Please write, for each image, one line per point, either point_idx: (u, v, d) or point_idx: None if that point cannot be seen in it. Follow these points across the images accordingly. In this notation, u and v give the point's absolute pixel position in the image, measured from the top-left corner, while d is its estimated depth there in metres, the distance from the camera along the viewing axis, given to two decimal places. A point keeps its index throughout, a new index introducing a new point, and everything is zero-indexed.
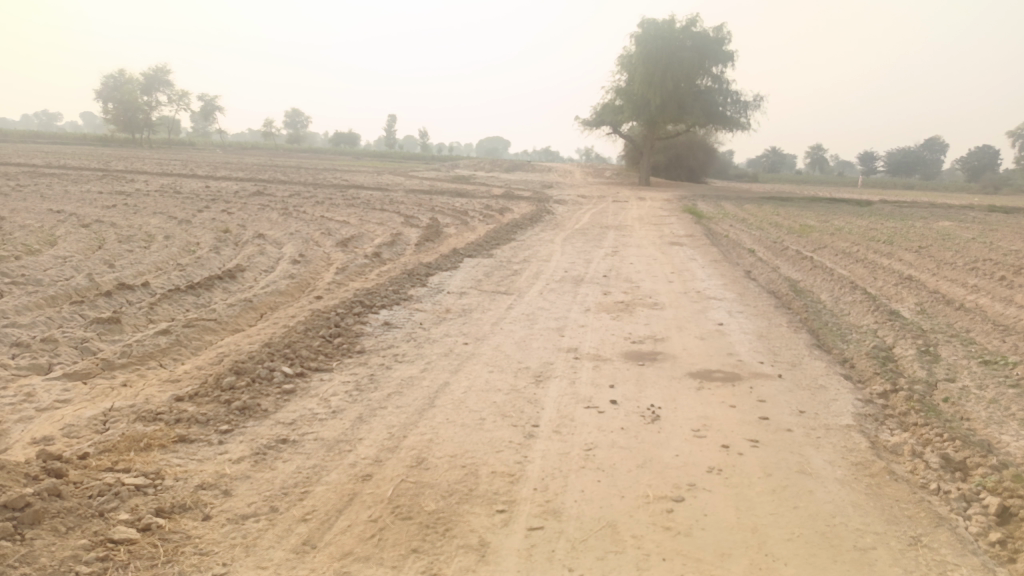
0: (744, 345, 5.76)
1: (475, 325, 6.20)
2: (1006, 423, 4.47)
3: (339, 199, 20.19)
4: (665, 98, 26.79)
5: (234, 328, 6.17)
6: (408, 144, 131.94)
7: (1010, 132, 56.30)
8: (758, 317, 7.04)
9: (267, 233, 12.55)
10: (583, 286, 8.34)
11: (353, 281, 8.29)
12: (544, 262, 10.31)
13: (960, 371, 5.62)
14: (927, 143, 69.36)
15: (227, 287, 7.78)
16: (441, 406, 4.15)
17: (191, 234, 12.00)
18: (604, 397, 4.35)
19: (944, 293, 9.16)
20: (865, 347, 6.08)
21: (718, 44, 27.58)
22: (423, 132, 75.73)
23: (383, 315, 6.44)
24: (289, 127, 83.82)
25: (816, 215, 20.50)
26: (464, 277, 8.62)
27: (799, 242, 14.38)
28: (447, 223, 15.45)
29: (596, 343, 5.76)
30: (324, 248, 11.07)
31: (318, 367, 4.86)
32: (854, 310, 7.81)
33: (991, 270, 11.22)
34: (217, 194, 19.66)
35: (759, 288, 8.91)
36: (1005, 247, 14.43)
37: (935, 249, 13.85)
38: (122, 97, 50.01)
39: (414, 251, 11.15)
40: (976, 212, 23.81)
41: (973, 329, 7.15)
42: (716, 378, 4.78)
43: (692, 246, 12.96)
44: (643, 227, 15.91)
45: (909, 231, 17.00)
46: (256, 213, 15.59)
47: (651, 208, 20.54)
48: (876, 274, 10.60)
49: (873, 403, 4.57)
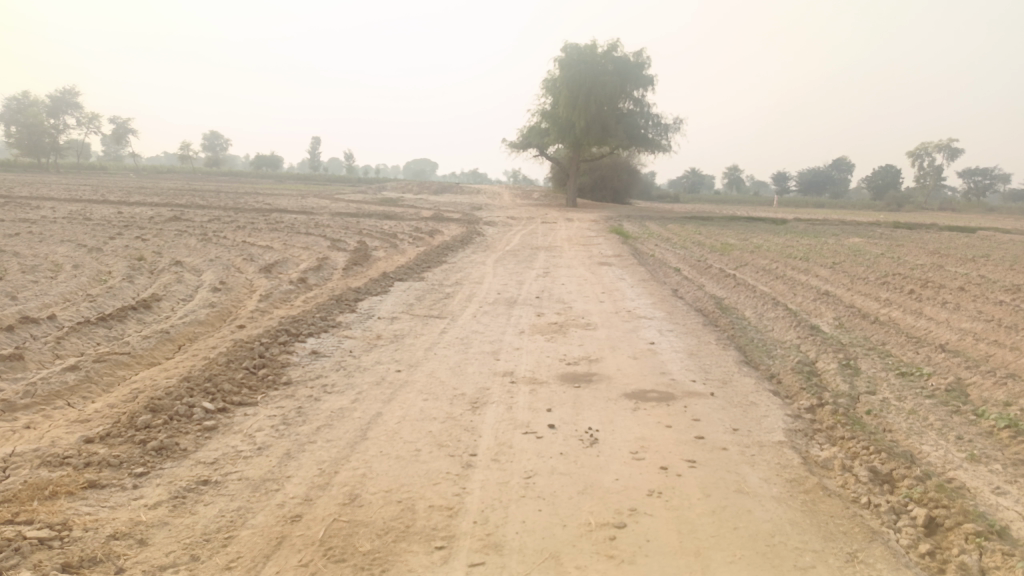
0: (676, 364, 5.83)
1: (408, 352, 6.06)
2: (925, 433, 4.64)
3: (262, 223, 19.63)
4: (590, 120, 27.33)
5: (149, 362, 5.83)
6: (333, 167, 130.20)
7: (909, 153, 60.03)
8: (688, 335, 7.15)
9: (186, 259, 12.04)
10: (516, 308, 8.30)
11: (279, 309, 8.01)
12: (476, 284, 10.25)
13: (880, 383, 5.82)
14: (835, 164, 73.13)
15: (142, 318, 7.37)
16: (374, 439, 4.00)
17: (102, 262, 11.38)
18: (542, 422, 4.29)
19: (859, 307, 9.57)
20: (791, 363, 6.25)
21: (639, 69, 28.37)
22: (349, 155, 74.92)
23: (310, 344, 6.22)
24: (209, 150, 81.40)
25: (736, 233, 21.24)
26: (395, 302, 8.45)
27: (722, 260, 14.80)
28: (376, 247, 15.21)
29: (532, 366, 5.70)
30: (247, 275, 10.69)
31: (242, 401, 4.62)
32: (778, 326, 8.04)
33: (900, 284, 11.81)
34: (131, 220, 18.82)
35: (687, 306, 9.08)
36: (911, 262, 15.26)
37: (848, 264, 14.51)
38: (26, 119, 47.45)
39: (341, 275, 10.90)
40: (882, 229, 25.17)
41: (888, 341, 7.47)
42: (652, 399, 4.79)
43: (621, 266, 13.15)
44: (572, 247, 16.08)
45: (823, 248, 17.77)
46: (174, 240, 14.97)
47: (579, 229, 20.82)
48: (796, 290, 11.00)
49: (802, 418, 4.67)
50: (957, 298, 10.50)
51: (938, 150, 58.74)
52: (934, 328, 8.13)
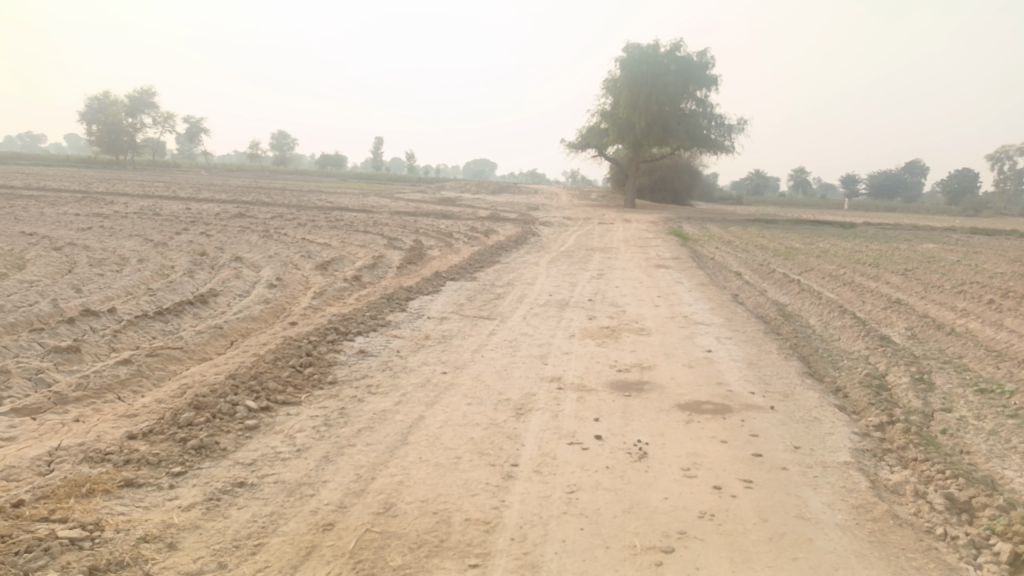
0: (734, 374, 5.55)
1: (455, 353, 5.94)
2: (1008, 456, 4.27)
3: (321, 220, 19.93)
4: (650, 121, 26.87)
5: (201, 357, 5.87)
6: (395, 167, 132.32)
7: (989, 155, 57.15)
8: (747, 343, 6.83)
9: (246, 255, 12.25)
10: (568, 311, 8.12)
11: (331, 306, 8.02)
12: (528, 285, 10.09)
13: (957, 400, 5.41)
14: (908, 166, 70.19)
15: (198, 313, 7.48)
16: (414, 444, 3.89)
17: (166, 257, 11.69)
18: (588, 432, 4.10)
19: (934, 318, 9.02)
20: (858, 375, 5.88)
21: (702, 69, 27.70)
22: (410, 156, 76.01)
23: (358, 343, 6.16)
24: (275, 148, 83.72)
25: (801, 237, 20.52)
26: (445, 301, 8.36)
27: (785, 264, 14.26)
28: (431, 245, 15.22)
29: (581, 372, 5.51)
30: (303, 272, 10.80)
31: (286, 400, 4.58)
32: (845, 335, 7.63)
33: (979, 293, 11.13)
34: (197, 216, 19.38)
35: (747, 312, 8.73)
36: (990, 270, 14.40)
37: (921, 271, 13.78)
38: (106, 118, 49.60)
39: (395, 274, 10.91)
40: (959, 234, 23.92)
41: (965, 354, 6.99)
42: (707, 411, 4.54)
43: (679, 268, 12.80)
44: (629, 249, 15.75)
45: (894, 254, 16.96)
46: (237, 236, 15.31)
47: (636, 230, 20.45)
48: (864, 297, 10.48)
49: (871, 436, 4.35)
50: None
51: (1020, 152, 55.71)
52: (1017, 342, 7.58)
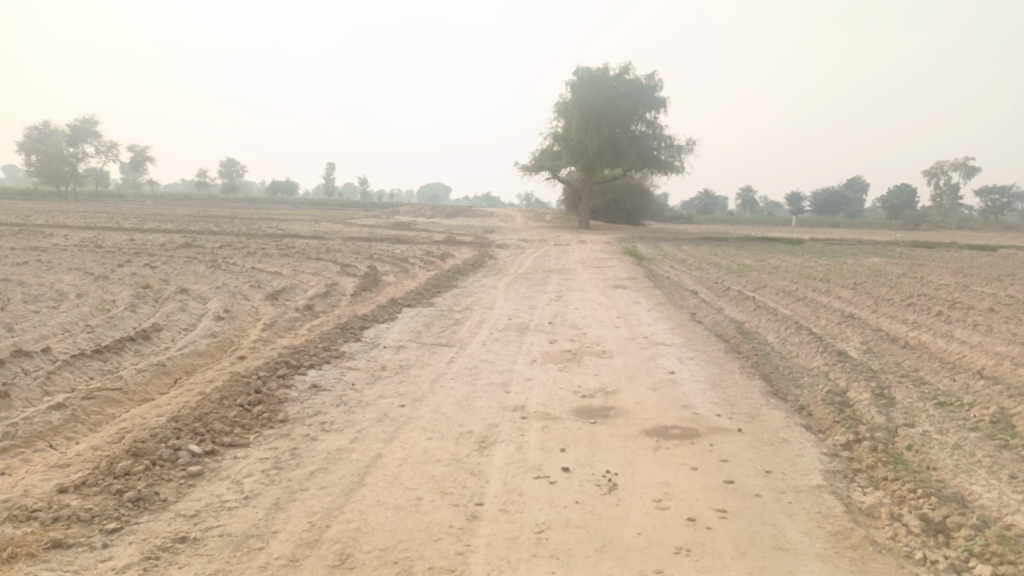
0: (699, 396, 5.46)
1: (413, 384, 5.72)
2: (974, 471, 4.26)
3: (272, 249, 19.49)
4: (601, 143, 27.16)
5: (142, 398, 5.54)
6: (348, 192, 131.41)
7: (925, 171, 59.45)
8: (709, 363, 6.77)
9: (192, 287, 11.83)
10: (528, 335, 7.98)
11: (282, 338, 7.73)
12: (487, 309, 9.93)
13: (918, 415, 5.42)
14: (850, 183, 72.51)
15: (140, 350, 7.11)
16: (372, 485, 3.67)
17: (107, 291, 11.20)
18: (554, 464, 3.94)
19: (887, 331, 9.14)
20: (821, 393, 5.86)
21: (651, 91, 28.15)
22: (363, 181, 75.56)
23: (311, 377, 5.90)
24: (224, 176, 82.27)
25: (753, 254, 20.85)
26: (402, 329, 8.14)
27: (740, 281, 14.42)
28: (385, 271, 14.98)
29: (544, 399, 5.35)
30: (253, 303, 10.45)
31: (233, 442, 4.32)
32: (804, 352, 7.65)
33: (927, 305, 11.38)
34: (141, 247, 18.74)
35: (706, 331, 8.71)
36: (935, 282, 14.80)
37: (871, 285, 14.08)
38: (46, 148, 48.01)
39: (349, 301, 10.65)
40: (901, 248, 24.66)
41: (921, 367, 7.06)
42: (674, 437, 4.43)
43: (636, 289, 12.81)
44: (586, 270, 15.74)
45: (843, 268, 17.33)
46: (183, 267, 14.83)
47: (592, 251, 20.52)
48: (819, 313, 10.59)
49: (839, 456, 4.29)
50: (989, 320, 10.04)
51: (954, 168, 58.06)
52: (969, 353, 7.71)
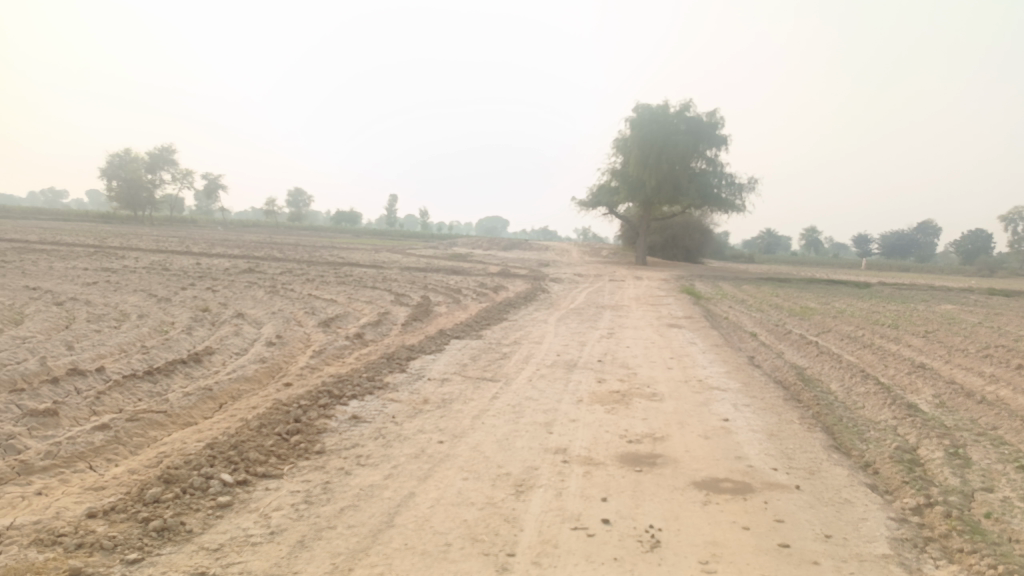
0: (754, 447, 5.14)
1: (454, 420, 5.56)
2: None
3: (330, 276, 19.82)
4: (661, 180, 26.90)
5: (185, 422, 5.53)
6: (409, 223, 134.12)
7: (1002, 216, 56.93)
8: (766, 411, 6.41)
9: (249, 312, 12.05)
10: (576, 372, 7.75)
11: (329, 366, 7.70)
12: (536, 344, 9.76)
13: (997, 478, 4.97)
14: (921, 226, 69.94)
15: (189, 373, 7.17)
16: (401, 527, 3.51)
17: (168, 313, 11.49)
18: (594, 515, 3.71)
19: (961, 384, 8.57)
20: (888, 449, 5.45)
21: (713, 128, 27.82)
22: (425, 212, 77.09)
23: (352, 407, 5.81)
24: (291, 205, 85.04)
25: (816, 297, 20.15)
26: (448, 362, 8.02)
27: (801, 325, 13.88)
28: (438, 302, 14.99)
29: (588, 443, 5.11)
30: (305, 329, 10.54)
31: (266, 472, 4.26)
32: (869, 403, 7.20)
33: (1005, 357, 10.68)
34: (206, 271, 19.32)
35: (764, 376, 8.32)
36: (1014, 333, 13.94)
37: (943, 333, 13.34)
38: (128, 175, 50.53)
39: (399, 331, 10.64)
40: (976, 295, 23.46)
41: (1000, 425, 6.54)
42: (726, 490, 4.14)
43: (691, 328, 12.45)
44: (640, 307, 15.45)
45: (913, 314, 16.54)
46: (242, 291, 15.15)
47: (648, 288, 20.17)
48: (887, 361, 10.03)
49: (909, 522, 3.92)
50: None
51: None
52: None
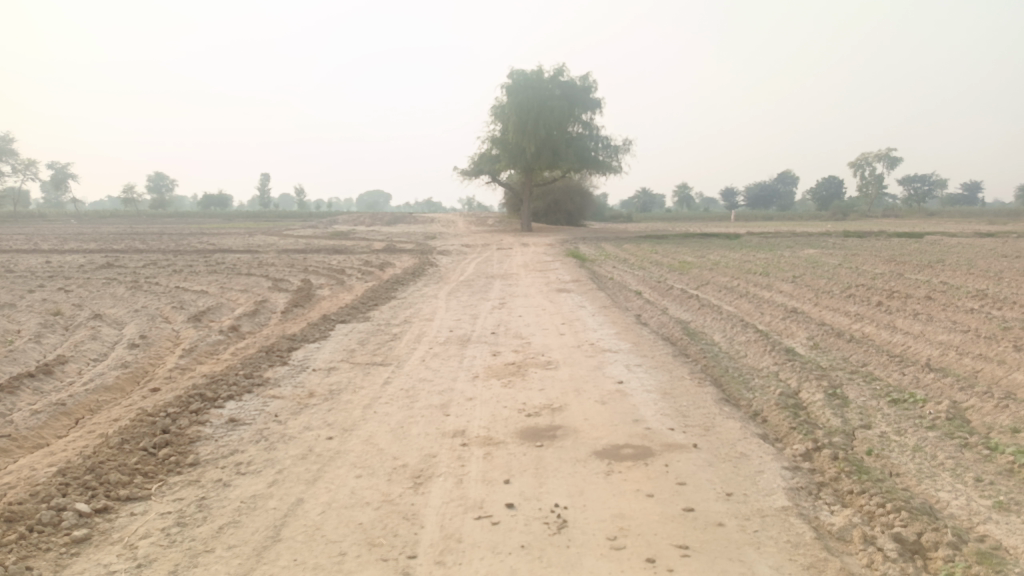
0: (651, 408, 5.15)
1: (343, 412, 5.24)
2: (938, 475, 4.05)
3: (202, 265, 18.57)
4: (539, 145, 26.98)
5: (34, 444, 4.89)
6: (284, 203, 129.04)
7: (851, 163, 61.50)
8: (658, 369, 6.48)
9: (108, 312, 11.01)
10: (469, 347, 7.57)
11: (202, 365, 7.12)
12: (426, 321, 9.49)
13: (873, 414, 5.23)
14: (781, 177, 74.48)
15: (39, 387, 6.40)
16: (289, 541, 3.22)
17: (12, 320, 10.29)
18: (497, 500, 3.55)
19: (831, 325, 9.08)
20: (773, 396, 5.63)
21: (586, 92, 28.12)
22: (301, 191, 74.37)
23: (229, 410, 5.35)
24: (153, 191, 79.43)
25: (693, 251, 20.94)
26: (334, 349, 7.61)
27: (682, 279, 14.35)
28: (320, 285, 14.35)
29: (486, 422, 4.94)
30: (175, 326, 9.75)
31: (131, 495, 3.82)
32: (751, 351, 7.46)
33: (866, 296, 11.46)
34: (57, 270, 17.58)
35: (652, 334, 8.48)
36: (870, 271, 15.03)
37: (810, 277, 14.17)
38: None
39: (279, 319, 10.07)
40: (834, 238, 25.19)
41: (869, 362, 6.94)
42: (627, 457, 4.09)
43: (579, 291, 12.56)
44: (528, 274, 15.46)
45: (781, 261, 17.52)
46: (100, 289, 13.88)
47: (535, 254, 20.27)
48: (763, 308, 10.50)
49: (802, 469, 4.01)
50: (926, 308, 10.12)
51: (878, 160, 60.26)
52: (913, 344, 7.66)
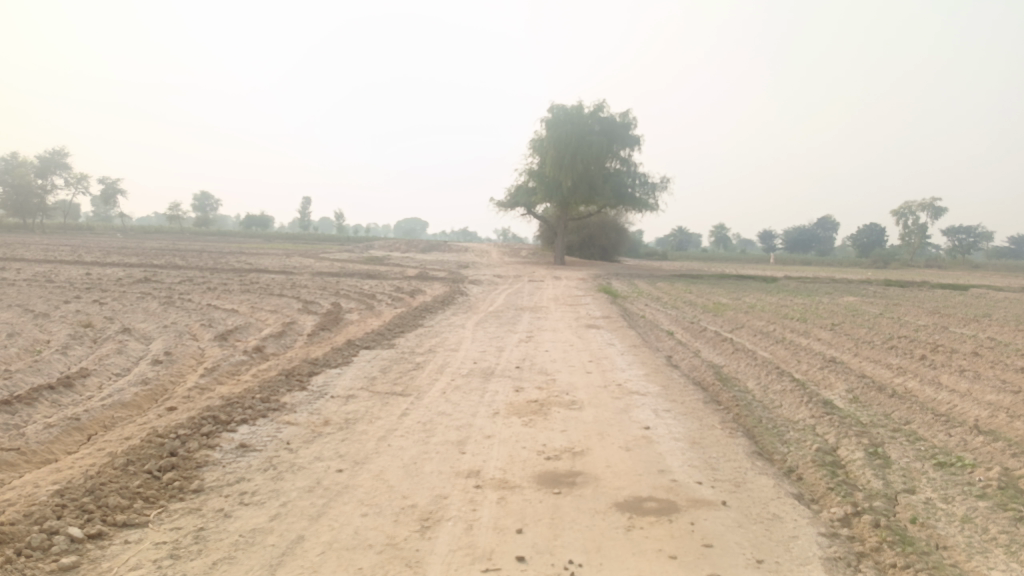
0: (678, 458, 4.87)
1: (357, 444, 5.06)
2: (990, 551, 3.71)
3: (235, 284, 18.70)
4: (576, 180, 26.92)
5: (42, 460, 4.80)
6: (323, 226, 131.36)
7: (894, 211, 60.36)
8: (688, 416, 6.19)
9: (138, 326, 11.04)
10: (492, 381, 7.35)
11: (221, 386, 7.02)
12: (451, 352, 9.32)
13: (917, 478, 4.88)
14: (821, 222, 73.38)
15: (57, 400, 6.35)
16: None
17: (44, 330, 10.36)
18: (508, 552, 3.32)
19: (872, 377, 8.67)
20: (809, 452, 5.31)
21: (625, 129, 28.05)
22: (339, 214, 75.44)
23: (240, 435, 5.21)
24: (197, 209, 81.30)
25: (728, 292, 20.53)
26: (354, 376, 7.46)
27: (716, 321, 14.01)
28: (349, 309, 14.31)
29: (503, 463, 4.71)
30: (200, 344, 9.72)
31: (127, 522, 3.68)
32: (787, 401, 7.12)
33: (909, 348, 10.98)
34: (95, 282, 17.84)
35: (683, 377, 8.18)
36: (913, 323, 14.50)
37: (849, 325, 13.70)
38: (13, 180, 46.62)
39: (304, 342, 9.98)
40: (875, 286, 24.50)
41: (913, 419, 6.56)
42: (650, 512, 3.83)
43: (610, 328, 12.30)
44: (559, 308, 15.22)
45: (819, 307, 17.03)
46: (133, 303, 14.03)
47: (567, 288, 20.05)
48: (799, 356, 10.12)
49: (839, 536, 3.71)
50: (974, 365, 9.65)
51: (922, 209, 59.00)
52: (960, 403, 7.25)
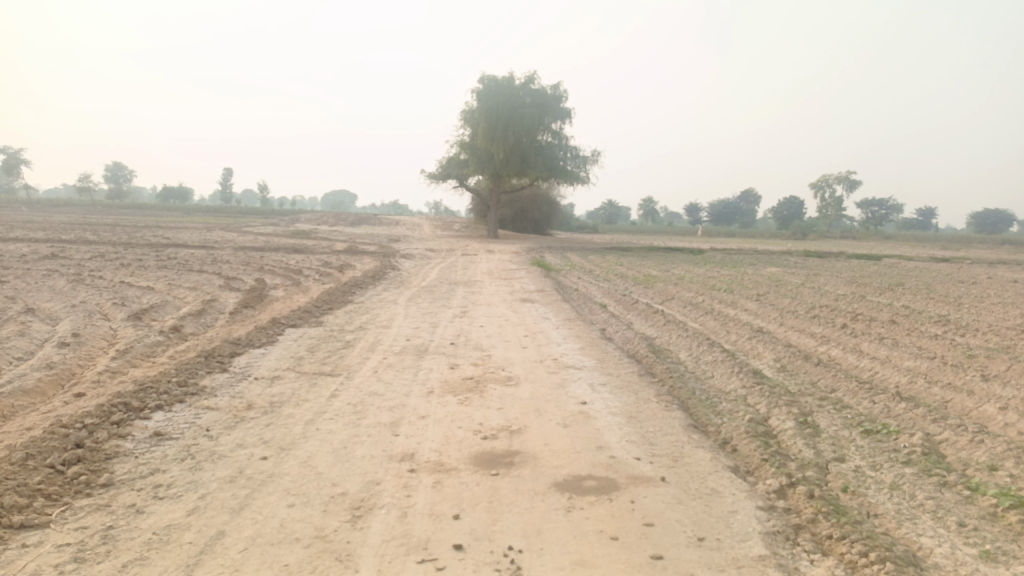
0: (615, 434, 4.82)
1: (283, 428, 4.80)
2: (918, 517, 3.80)
3: (151, 260, 17.78)
4: (508, 152, 26.68)
5: None
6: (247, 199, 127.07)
7: (812, 184, 62.63)
8: (623, 390, 6.16)
9: (43, 306, 10.31)
10: (426, 359, 7.16)
11: (136, 369, 6.59)
12: (383, 328, 9.05)
13: (846, 446, 4.98)
14: (744, 195, 75.46)
15: None
16: None
17: None
18: (445, 540, 3.17)
19: (798, 346, 8.89)
20: (743, 423, 5.35)
21: (557, 101, 27.91)
22: (263, 186, 73.02)
23: (154, 422, 4.86)
24: (111, 181, 77.24)
25: (657, 264, 20.80)
26: (280, 356, 7.13)
27: (647, 293, 14.17)
28: (275, 285, 13.78)
29: (438, 444, 4.55)
30: (113, 324, 9.14)
31: (25, 523, 3.34)
32: (719, 372, 7.19)
33: (830, 317, 11.35)
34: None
35: (617, 350, 8.18)
36: (832, 292, 15.01)
37: (774, 296, 14.07)
38: None
39: (227, 321, 9.52)
40: (795, 257, 25.33)
41: (838, 387, 6.73)
42: (590, 491, 3.75)
43: (543, 302, 12.25)
44: (492, 282, 15.08)
45: (745, 278, 17.45)
46: (38, 281, 13.12)
47: (500, 261, 19.92)
48: (729, 326, 10.30)
49: (777, 509, 3.72)
50: (891, 332, 10.04)
51: (838, 182, 61.41)
52: (881, 370, 7.50)
